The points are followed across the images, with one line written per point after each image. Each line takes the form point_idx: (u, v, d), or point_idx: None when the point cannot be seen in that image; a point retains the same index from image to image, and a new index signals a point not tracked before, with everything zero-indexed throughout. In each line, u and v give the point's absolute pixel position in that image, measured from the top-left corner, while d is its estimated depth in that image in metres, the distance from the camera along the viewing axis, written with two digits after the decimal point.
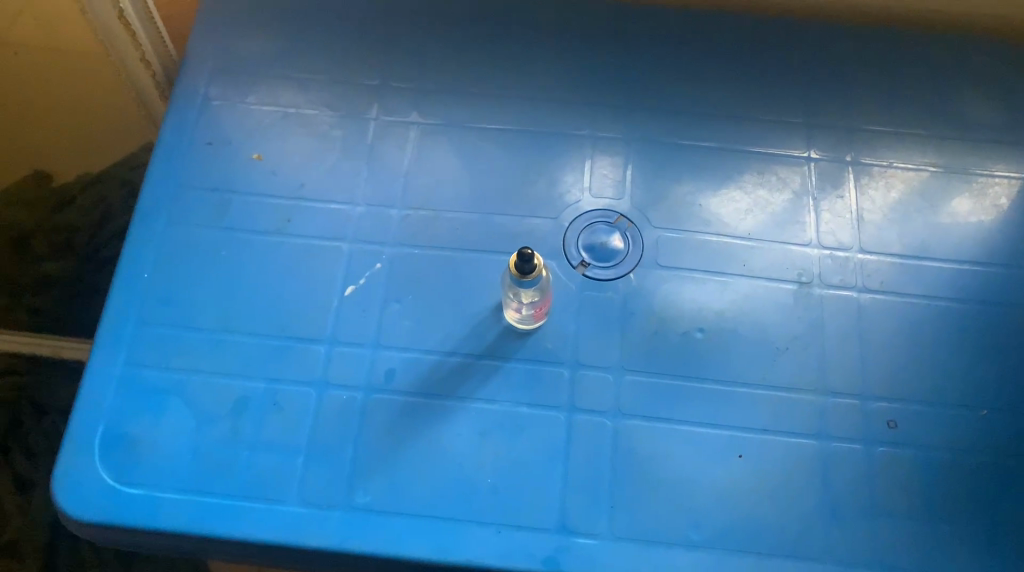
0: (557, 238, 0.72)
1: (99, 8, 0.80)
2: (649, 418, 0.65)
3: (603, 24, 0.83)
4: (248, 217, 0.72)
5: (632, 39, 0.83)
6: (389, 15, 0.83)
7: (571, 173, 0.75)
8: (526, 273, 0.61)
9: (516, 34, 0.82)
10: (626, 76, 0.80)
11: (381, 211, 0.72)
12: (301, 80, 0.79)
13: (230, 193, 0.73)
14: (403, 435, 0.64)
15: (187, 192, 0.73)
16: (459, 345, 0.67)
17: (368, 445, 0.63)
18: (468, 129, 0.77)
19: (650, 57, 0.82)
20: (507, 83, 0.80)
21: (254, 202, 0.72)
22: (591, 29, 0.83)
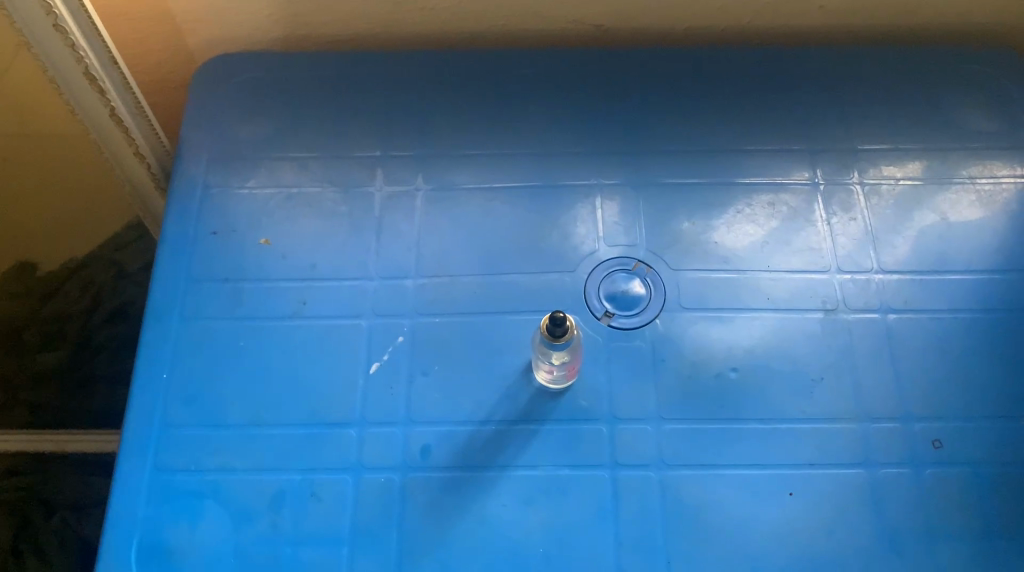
0: (576, 291, 0.71)
1: (90, 109, 0.78)
2: (694, 466, 0.63)
3: (594, 70, 0.83)
4: (261, 303, 0.71)
5: (624, 83, 0.82)
6: (379, 85, 0.82)
7: (582, 224, 0.74)
8: (558, 335, 0.60)
9: (510, 91, 0.82)
10: (623, 120, 0.80)
11: (396, 283, 0.71)
12: (299, 159, 0.78)
13: (240, 281, 0.72)
14: (445, 512, 0.62)
15: (197, 285, 0.71)
16: (491, 412, 0.66)
17: (411, 526, 0.62)
18: (471, 190, 0.76)
19: (646, 99, 0.81)
20: (506, 139, 0.79)
21: (266, 288, 0.71)
22: (585, 78, 0.83)
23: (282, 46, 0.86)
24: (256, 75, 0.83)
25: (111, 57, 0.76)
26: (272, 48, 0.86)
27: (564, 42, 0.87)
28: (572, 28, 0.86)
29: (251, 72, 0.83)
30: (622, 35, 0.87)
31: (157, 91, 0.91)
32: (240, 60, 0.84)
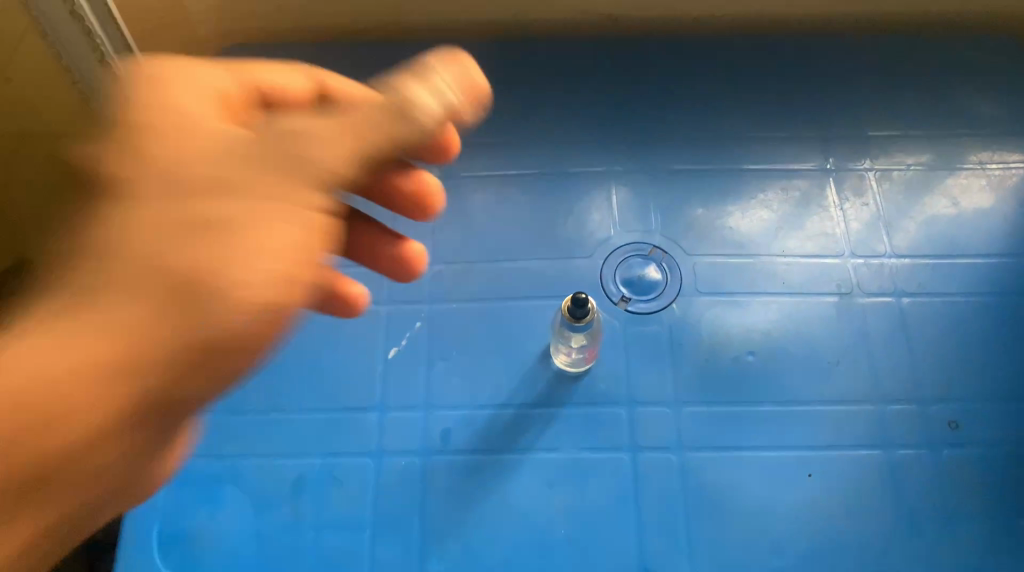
0: (592, 276, 0.71)
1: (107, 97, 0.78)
2: (713, 448, 0.64)
3: (605, 64, 0.84)
4: None
5: (634, 75, 0.84)
6: (393, 76, 0.83)
7: (596, 210, 0.74)
8: (579, 316, 0.61)
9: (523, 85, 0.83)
10: (633, 111, 0.81)
11: None
12: None
13: None
14: (467, 495, 0.62)
15: None
16: (511, 396, 0.66)
17: (433, 509, 0.62)
18: (485, 179, 0.77)
19: (655, 90, 0.82)
20: (519, 130, 0.80)
21: None
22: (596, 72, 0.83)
23: (295, 36, 0.87)
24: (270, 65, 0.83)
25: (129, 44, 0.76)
26: (284, 37, 0.87)
27: (576, 34, 0.88)
28: (582, 18, 0.86)
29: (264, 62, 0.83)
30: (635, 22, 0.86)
31: None
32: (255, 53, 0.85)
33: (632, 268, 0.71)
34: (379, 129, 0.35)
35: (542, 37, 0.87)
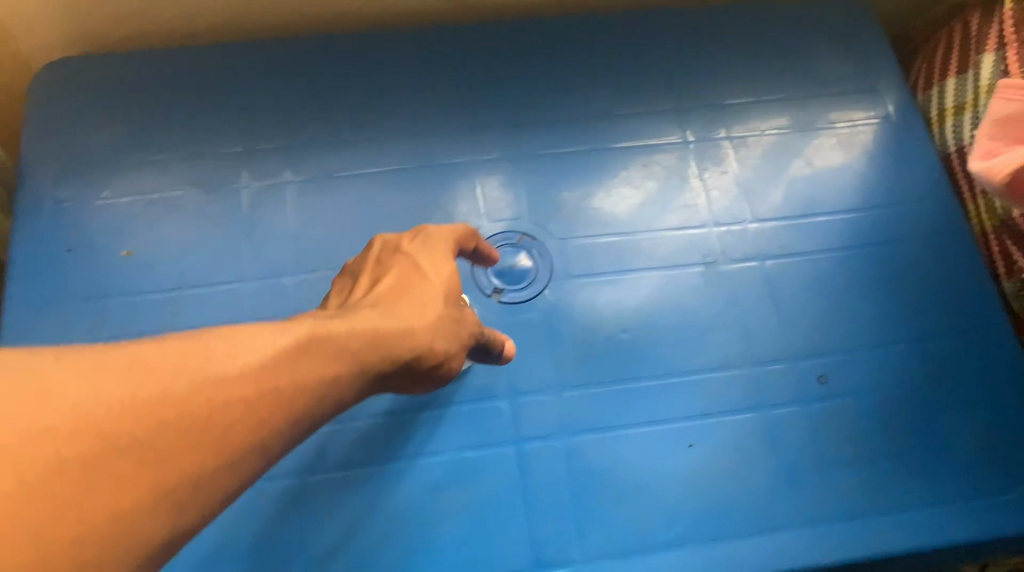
0: (462, 268, 0.69)
1: None
2: (594, 429, 0.63)
3: (458, 42, 0.79)
4: (128, 320, 0.64)
5: (489, 54, 0.78)
6: (229, 74, 0.75)
7: (463, 201, 0.71)
8: None
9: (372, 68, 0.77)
10: (492, 91, 0.76)
11: (273, 281, 0.66)
12: (160, 162, 0.71)
13: (104, 298, 0.65)
14: (355, 509, 0.60)
15: (56, 310, 0.64)
16: (391, 401, 0.63)
17: (321, 529, 0.59)
18: (346, 177, 0.71)
19: (514, 68, 0.78)
20: (374, 122, 0.74)
21: (133, 302, 0.65)
22: (452, 49, 0.78)
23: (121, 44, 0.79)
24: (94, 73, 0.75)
25: None
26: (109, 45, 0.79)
27: (427, 15, 0.83)
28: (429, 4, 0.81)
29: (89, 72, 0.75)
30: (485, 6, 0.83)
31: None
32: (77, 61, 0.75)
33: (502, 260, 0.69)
34: (433, 341, 0.41)
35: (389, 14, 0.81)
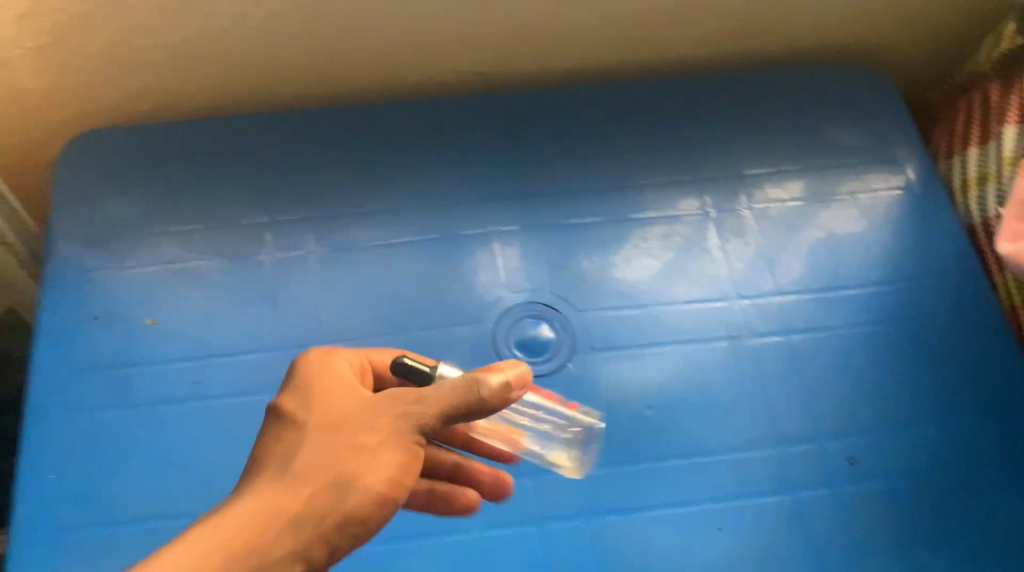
0: (708, 307, 0.62)
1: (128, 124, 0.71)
2: (883, 551, 0.53)
3: (741, 102, 0.73)
4: (311, 312, 0.61)
5: (776, 113, 0.72)
6: (455, 103, 0.72)
7: (725, 243, 0.65)
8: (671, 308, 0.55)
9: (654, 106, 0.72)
10: (776, 145, 0.70)
11: (488, 298, 0.62)
12: (367, 182, 0.67)
13: (289, 291, 0.62)
14: (591, 531, 0.54)
15: (242, 299, 0.62)
16: (640, 425, 0.57)
17: (551, 540, 0.53)
18: (586, 220, 0.66)
19: (803, 119, 0.71)
20: (629, 168, 0.68)
21: (319, 296, 0.62)
22: (757, 98, 0.73)
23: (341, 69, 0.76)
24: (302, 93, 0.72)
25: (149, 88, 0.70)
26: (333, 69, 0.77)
27: (737, 60, 0.76)
28: (700, 50, 0.75)
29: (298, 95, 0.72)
30: (764, 50, 0.76)
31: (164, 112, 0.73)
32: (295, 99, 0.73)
33: (773, 290, 0.63)
34: (313, 439, 0.38)
35: (699, 65, 0.76)
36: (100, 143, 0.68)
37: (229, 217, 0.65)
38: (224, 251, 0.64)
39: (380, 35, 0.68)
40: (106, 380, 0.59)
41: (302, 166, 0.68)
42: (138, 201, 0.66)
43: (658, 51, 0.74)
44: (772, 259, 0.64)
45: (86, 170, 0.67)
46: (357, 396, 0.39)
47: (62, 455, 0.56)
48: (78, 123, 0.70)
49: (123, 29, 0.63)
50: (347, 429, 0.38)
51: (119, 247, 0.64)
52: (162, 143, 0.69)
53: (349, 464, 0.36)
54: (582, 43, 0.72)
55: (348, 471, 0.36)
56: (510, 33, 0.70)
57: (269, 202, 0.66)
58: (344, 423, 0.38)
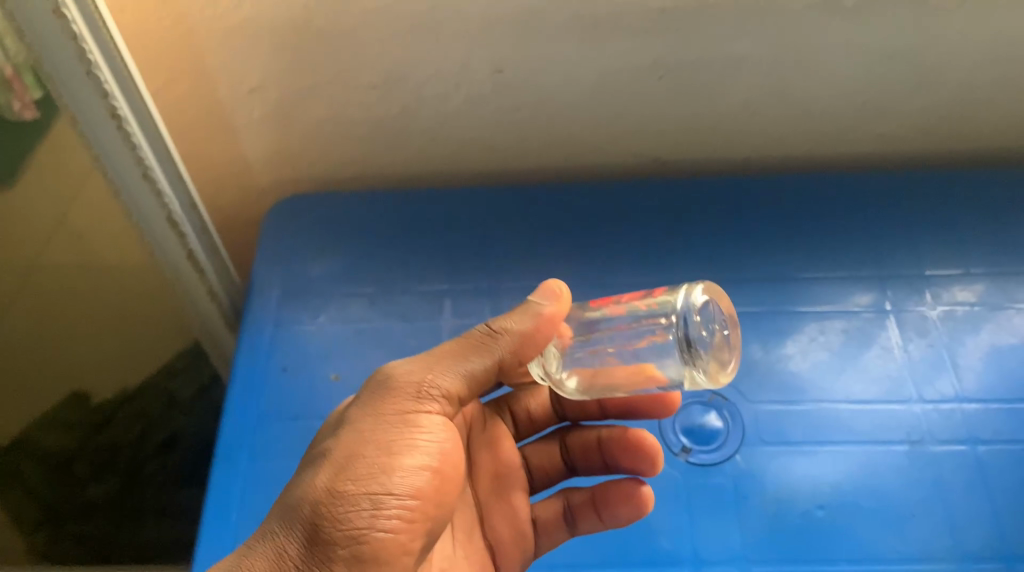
0: (886, 408, 0.61)
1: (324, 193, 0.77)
2: None
3: (912, 200, 0.73)
4: None
5: (950, 214, 0.71)
6: (624, 187, 0.75)
7: (900, 344, 0.64)
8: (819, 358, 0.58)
9: (827, 195, 0.74)
10: (950, 246, 0.69)
11: None
12: (539, 257, 0.71)
13: None
14: None
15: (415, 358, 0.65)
16: (810, 523, 0.56)
17: None
18: (754, 310, 0.66)
19: (979, 222, 0.71)
20: (793, 259, 0.70)
21: None
22: (928, 197, 0.73)
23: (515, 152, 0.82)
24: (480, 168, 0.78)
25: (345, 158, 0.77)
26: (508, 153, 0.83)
27: (905, 158, 0.77)
28: (869, 148, 0.76)
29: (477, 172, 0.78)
30: (935, 151, 0.76)
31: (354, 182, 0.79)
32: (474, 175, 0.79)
33: (958, 395, 0.61)
34: (356, 416, 0.44)
35: (870, 159, 0.77)
36: (303, 209, 0.76)
37: (415, 282, 0.70)
38: (405, 313, 0.68)
39: (561, 121, 0.73)
40: (282, 430, 0.62)
41: (485, 241, 0.72)
42: (333, 263, 0.72)
43: (836, 144, 0.75)
44: (960, 364, 0.63)
45: (289, 231, 0.74)
46: (379, 376, 0.45)
47: (242, 497, 0.59)
48: (287, 180, 0.78)
49: (340, 104, 0.70)
50: (391, 395, 0.44)
51: (313, 303, 0.69)
52: (357, 210, 0.75)
53: (393, 428, 0.43)
54: (763, 132, 0.74)
55: (389, 434, 0.43)
56: (694, 121, 0.73)
57: (447, 271, 0.70)
58: (388, 389, 0.44)
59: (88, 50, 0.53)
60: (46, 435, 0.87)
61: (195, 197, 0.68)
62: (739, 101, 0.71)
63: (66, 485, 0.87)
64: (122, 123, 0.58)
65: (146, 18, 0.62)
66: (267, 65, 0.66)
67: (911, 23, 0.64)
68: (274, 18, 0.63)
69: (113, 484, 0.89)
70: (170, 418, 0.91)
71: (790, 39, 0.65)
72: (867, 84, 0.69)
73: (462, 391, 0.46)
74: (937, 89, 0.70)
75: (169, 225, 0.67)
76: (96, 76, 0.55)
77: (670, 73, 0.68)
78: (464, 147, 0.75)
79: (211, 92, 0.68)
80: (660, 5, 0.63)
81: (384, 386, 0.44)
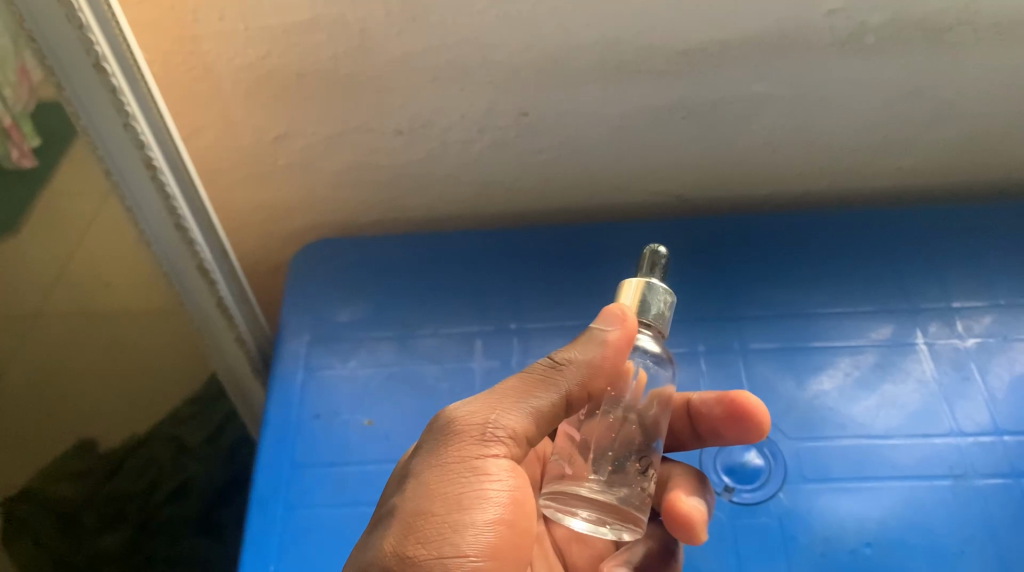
0: (926, 444, 0.60)
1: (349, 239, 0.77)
2: None
3: (934, 230, 0.73)
4: None
5: (975, 244, 0.72)
6: (648, 224, 0.76)
7: (936, 377, 0.64)
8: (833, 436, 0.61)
9: (850, 229, 0.74)
10: (976, 277, 0.70)
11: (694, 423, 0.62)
12: (567, 296, 0.71)
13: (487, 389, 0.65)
14: None
15: (441, 398, 0.65)
16: (859, 563, 0.55)
17: None
18: (783, 348, 0.66)
19: (1003, 252, 0.71)
20: (820, 293, 0.70)
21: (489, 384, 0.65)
22: (950, 227, 0.73)
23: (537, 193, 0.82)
24: (505, 209, 0.78)
25: (369, 206, 0.77)
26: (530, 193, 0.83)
27: (925, 190, 0.78)
28: (890, 181, 0.76)
29: (501, 213, 0.78)
30: (955, 183, 0.77)
31: (376, 226, 0.79)
32: (499, 217, 0.79)
33: (997, 427, 0.61)
34: (423, 466, 0.43)
35: (891, 192, 0.78)
36: (327, 254, 0.76)
37: (444, 324, 0.70)
38: (439, 356, 0.67)
39: (585, 162, 0.73)
40: (317, 477, 0.61)
41: (511, 282, 0.72)
42: (360, 308, 0.72)
43: (855, 178, 0.76)
44: (996, 395, 0.63)
45: (313, 277, 0.74)
46: (439, 419, 0.44)
47: (280, 547, 0.58)
48: (308, 224, 0.78)
49: (364, 149, 0.70)
50: (456, 445, 0.43)
51: (342, 349, 0.69)
52: (381, 254, 0.75)
53: (461, 482, 0.42)
54: (786, 168, 0.75)
55: (459, 486, 0.42)
56: (714, 158, 0.73)
57: (479, 312, 0.70)
58: (451, 437, 0.43)
59: (127, 102, 0.53)
60: (57, 486, 0.85)
61: (226, 245, 0.69)
62: (761, 138, 0.71)
63: (73, 535, 0.85)
64: (157, 173, 0.58)
65: (171, 71, 0.62)
66: (293, 114, 0.66)
67: (932, 60, 0.64)
68: (300, 69, 0.63)
69: (127, 533, 0.87)
70: (181, 465, 0.93)
71: (812, 79, 0.66)
72: (887, 118, 0.70)
73: (531, 428, 0.44)
74: (956, 122, 0.70)
75: (199, 272, 0.67)
76: (133, 128, 0.55)
77: (692, 113, 0.69)
78: (486, 188, 0.75)
79: (235, 141, 0.68)
80: (685, 48, 0.63)
81: (445, 437, 0.43)
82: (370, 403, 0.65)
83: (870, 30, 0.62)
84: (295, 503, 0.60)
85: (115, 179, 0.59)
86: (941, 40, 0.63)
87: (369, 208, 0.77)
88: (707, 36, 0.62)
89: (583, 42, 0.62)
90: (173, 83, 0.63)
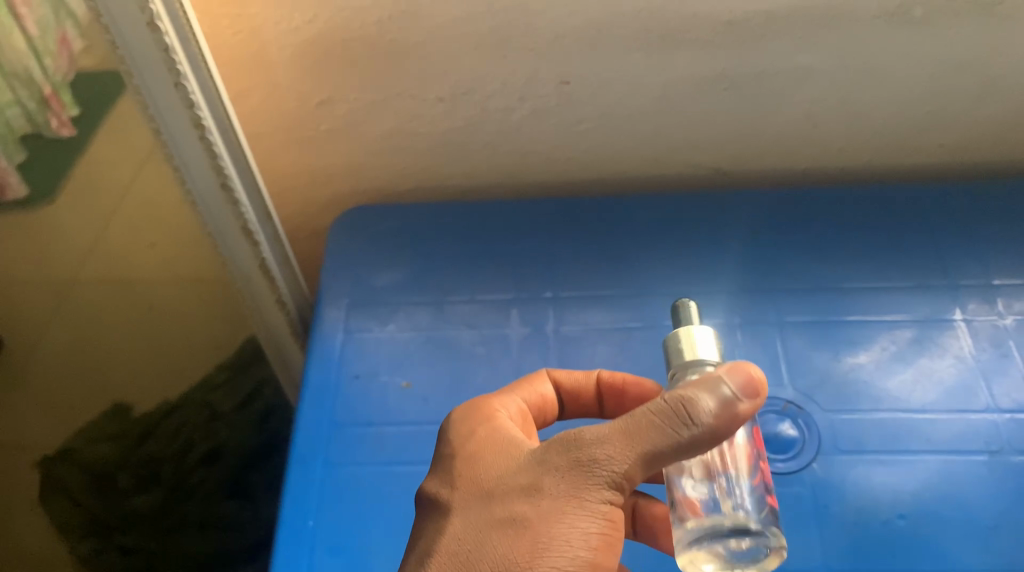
0: (961, 420, 0.60)
1: (388, 205, 0.78)
2: None
3: (976, 208, 0.73)
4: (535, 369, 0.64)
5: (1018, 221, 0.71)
6: (686, 196, 0.76)
7: (973, 354, 0.64)
8: (869, 408, 0.61)
9: (888, 205, 0.74)
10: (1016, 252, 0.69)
11: None
12: (601, 265, 0.71)
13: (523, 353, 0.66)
14: None
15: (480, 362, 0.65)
16: (893, 533, 0.55)
17: None
18: (818, 321, 0.66)
19: None
20: (852, 266, 0.70)
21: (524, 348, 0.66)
22: (992, 205, 0.73)
23: None
24: (544, 179, 0.79)
25: (408, 173, 0.77)
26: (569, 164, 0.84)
27: (969, 167, 0.77)
28: (934, 158, 0.76)
29: (540, 182, 0.79)
30: (1000, 160, 0.76)
31: (415, 194, 0.80)
32: (537, 187, 0.79)
33: None
34: (546, 484, 0.40)
35: (934, 168, 0.77)
36: (366, 221, 0.77)
37: (479, 290, 0.70)
38: (476, 321, 0.68)
39: (625, 133, 0.73)
40: (355, 437, 0.62)
41: (547, 251, 0.73)
42: (400, 274, 0.72)
43: (898, 154, 0.76)
44: None
45: (354, 242, 0.75)
46: (577, 440, 0.40)
47: (321, 506, 0.59)
48: (348, 191, 0.79)
49: (406, 115, 0.71)
50: (588, 476, 0.39)
51: (382, 313, 0.70)
52: (420, 221, 0.76)
53: (581, 516, 0.39)
54: (828, 144, 0.75)
55: (572, 520, 0.39)
56: (754, 132, 0.73)
57: (516, 279, 0.71)
58: (585, 467, 0.40)
59: (178, 61, 0.54)
60: (97, 448, 0.88)
61: (268, 207, 0.70)
62: (803, 111, 0.71)
63: (110, 496, 0.84)
64: (205, 132, 0.59)
65: (219, 35, 0.63)
66: (335, 80, 0.67)
67: (980, 35, 0.64)
68: (346, 34, 0.63)
69: (158, 494, 0.84)
70: (213, 431, 0.88)
71: (857, 52, 0.65)
72: (934, 92, 0.69)
73: (645, 473, 0.40)
74: (1002, 99, 0.70)
75: (243, 234, 0.68)
76: (184, 87, 0.56)
77: (735, 85, 0.68)
78: (525, 157, 0.76)
79: (279, 105, 0.69)
80: (729, 18, 0.63)
81: (579, 463, 0.40)
82: (409, 363, 0.66)
83: (919, 3, 0.61)
84: (334, 462, 0.61)
85: (164, 138, 0.60)
86: (991, 14, 0.62)
87: (408, 175, 0.77)
88: (753, 7, 0.62)
89: (626, 10, 0.62)
90: (218, 47, 0.64)
